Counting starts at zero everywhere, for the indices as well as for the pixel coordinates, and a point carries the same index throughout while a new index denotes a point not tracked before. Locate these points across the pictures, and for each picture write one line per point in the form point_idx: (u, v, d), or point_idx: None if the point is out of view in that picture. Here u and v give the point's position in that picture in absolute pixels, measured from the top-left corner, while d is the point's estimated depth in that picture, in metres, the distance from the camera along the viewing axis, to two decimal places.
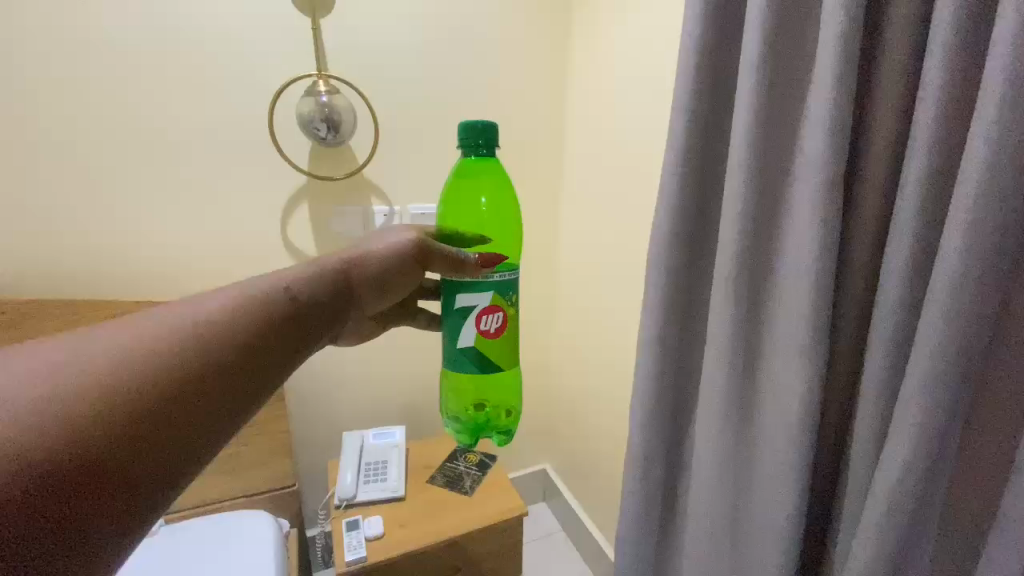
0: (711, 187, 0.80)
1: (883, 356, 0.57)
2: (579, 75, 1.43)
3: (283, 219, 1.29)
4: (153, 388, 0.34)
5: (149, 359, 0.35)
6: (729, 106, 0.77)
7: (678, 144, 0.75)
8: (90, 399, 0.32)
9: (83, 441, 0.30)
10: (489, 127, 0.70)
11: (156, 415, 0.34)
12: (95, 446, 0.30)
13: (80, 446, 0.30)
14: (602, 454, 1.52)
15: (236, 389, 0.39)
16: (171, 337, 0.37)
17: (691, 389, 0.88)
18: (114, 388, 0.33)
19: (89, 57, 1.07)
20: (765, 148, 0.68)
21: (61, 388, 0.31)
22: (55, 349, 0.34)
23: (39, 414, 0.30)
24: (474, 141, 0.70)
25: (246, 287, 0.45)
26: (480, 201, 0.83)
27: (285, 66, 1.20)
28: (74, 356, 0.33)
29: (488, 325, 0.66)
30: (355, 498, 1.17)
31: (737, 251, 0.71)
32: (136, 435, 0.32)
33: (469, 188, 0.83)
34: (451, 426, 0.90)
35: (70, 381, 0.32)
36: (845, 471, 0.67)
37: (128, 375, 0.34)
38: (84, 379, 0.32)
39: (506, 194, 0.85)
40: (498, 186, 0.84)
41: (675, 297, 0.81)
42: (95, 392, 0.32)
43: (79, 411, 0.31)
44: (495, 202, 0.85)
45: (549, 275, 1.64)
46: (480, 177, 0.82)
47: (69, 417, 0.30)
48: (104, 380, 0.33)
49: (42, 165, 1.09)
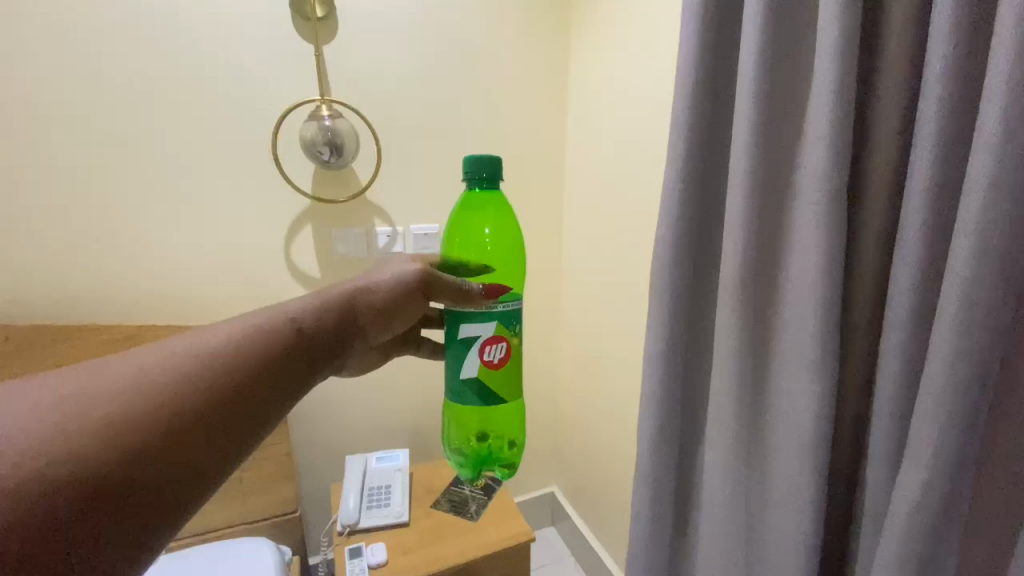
0: (711, 207, 0.79)
1: (897, 370, 0.56)
2: (579, 94, 1.45)
3: (287, 242, 1.30)
4: (158, 420, 0.34)
5: (154, 392, 0.35)
6: (728, 120, 0.77)
7: (677, 163, 0.75)
8: (92, 433, 0.31)
9: (82, 480, 0.29)
10: (494, 159, 0.71)
11: (158, 449, 0.33)
12: (93, 484, 0.30)
13: (78, 486, 0.29)
14: (610, 475, 1.49)
15: (241, 420, 0.38)
16: (174, 371, 0.36)
17: (699, 411, 0.86)
18: (114, 421, 0.32)
19: (94, 80, 1.10)
20: (765, 162, 0.67)
21: (64, 423, 0.31)
22: (61, 384, 0.33)
23: (41, 450, 0.29)
24: (479, 174, 0.70)
25: (252, 319, 0.44)
26: (485, 232, 0.83)
27: (288, 90, 1.23)
28: (81, 389, 0.33)
29: (492, 356, 0.65)
30: (358, 524, 1.15)
31: (741, 266, 0.70)
32: (134, 470, 0.31)
33: (473, 219, 0.83)
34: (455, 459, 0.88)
35: (73, 416, 0.31)
36: (862, 492, 0.64)
37: (130, 411, 0.33)
38: (87, 413, 0.32)
39: (509, 225, 0.85)
40: (501, 217, 0.84)
41: (679, 317, 0.79)
42: (100, 426, 0.31)
43: (81, 446, 0.30)
44: (500, 232, 0.85)
45: (552, 293, 1.63)
46: (484, 209, 0.82)
47: (71, 452, 0.30)
48: (106, 413, 0.32)
49: (50, 189, 1.11)
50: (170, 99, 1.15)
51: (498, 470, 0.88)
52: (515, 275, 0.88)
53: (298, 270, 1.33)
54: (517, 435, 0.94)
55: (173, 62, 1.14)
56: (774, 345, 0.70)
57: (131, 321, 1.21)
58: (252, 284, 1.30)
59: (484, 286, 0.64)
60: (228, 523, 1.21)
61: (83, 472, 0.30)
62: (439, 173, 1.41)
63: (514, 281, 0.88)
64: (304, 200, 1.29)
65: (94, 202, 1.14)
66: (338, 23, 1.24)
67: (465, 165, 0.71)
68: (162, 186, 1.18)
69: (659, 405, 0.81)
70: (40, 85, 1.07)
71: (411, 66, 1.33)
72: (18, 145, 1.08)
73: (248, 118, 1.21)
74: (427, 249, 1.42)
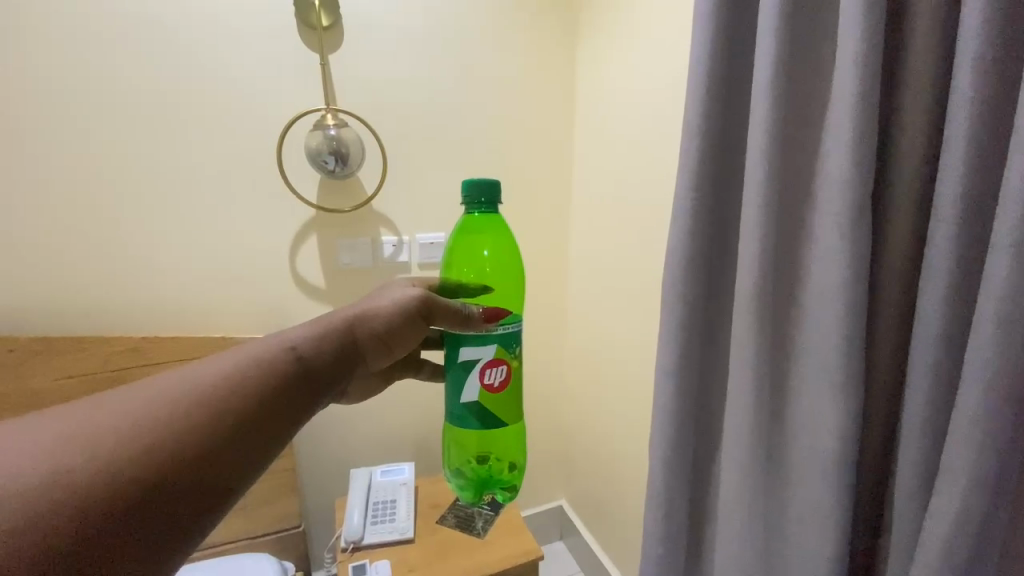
0: (726, 219, 0.77)
1: (927, 390, 0.52)
2: (586, 99, 1.44)
3: (292, 251, 1.29)
4: (146, 463, 0.32)
5: (150, 427, 0.34)
6: (742, 126, 0.74)
7: (688, 176, 0.73)
8: (93, 466, 0.31)
9: (83, 515, 0.29)
10: (492, 184, 0.69)
11: (146, 494, 0.32)
12: (93, 519, 0.29)
13: (78, 522, 0.29)
14: (619, 490, 1.44)
15: (233, 459, 0.36)
16: (172, 402, 0.36)
17: (713, 431, 0.82)
18: (114, 454, 0.32)
19: (101, 88, 1.10)
20: (782, 171, 0.65)
21: (56, 465, 0.30)
22: (61, 421, 0.33)
23: (34, 492, 0.29)
24: (477, 199, 0.69)
25: (251, 347, 0.43)
26: (484, 254, 0.84)
27: (294, 101, 1.23)
28: (82, 426, 0.33)
29: (491, 379, 0.64)
30: (362, 540, 1.12)
31: (756, 279, 0.67)
32: (135, 501, 0.31)
33: (472, 242, 0.84)
34: (456, 482, 0.88)
35: (72, 452, 0.31)
36: (889, 520, 0.60)
37: (129, 443, 0.33)
38: (86, 448, 0.32)
39: (507, 245, 0.87)
40: (499, 238, 0.86)
41: (692, 334, 0.77)
42: (95, 464, 0.31)
43: (76, 487, 0.30)
44: (498, 254, 0.86)
45: (559, 302, 1.60)
46: (484, 231, 0.84)
47: (69, 490, 0.30)
48: (104, 448, 0.32)
49: (56, 199, 1.11)
50: (176, 113, 1.15)
51: (498, 494, 0.87)
52: (514, 293, 0.91)
53: (303, 280, 1.31)
54: (517, 458, 0.93)
55: (179, 70, 1.14)
56: (794, 366, 0.67)
57: (135, 332, 1.19)
58: (255, 295, 1.28)
59: (484, 309, 0.62)
60: (229, 538, 1.19)
61: (82, 508, 0.29)
62: (445, 182, 1.39)
63: (513, 302, 0.90)
64: (309, 210, 1.28)
65: (100, 211, 1.14)
66: (344, 33, 1.24)
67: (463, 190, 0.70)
68: (170, 195, 1.18)
69: (670, 425, 0.79)
70: (47, 99, 1.07)
71: (417, 74, 1.32)
72: (21, 159, 1.08)
73: (253, 130, 1.21)
74: (433, 258, 1.40)
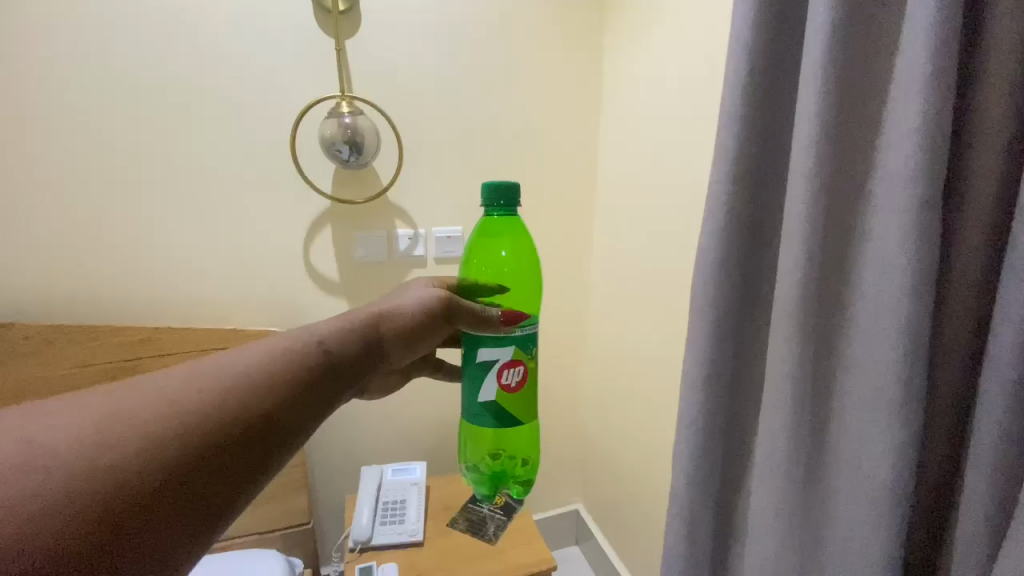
0: (765, 216, 0.70)
1: (1002, 412, 0.45)
2: (614, 85, 1.36)
3: (306, 243, 1.26)
4: (190, 437, 0.35)
5: (202, 401, 0.37)
6: (788, 113, 0.67)
7: (724, 170, 0.66)
8: (153, 432, 0.34)
9: (144, 475, 0.32)
10: (512, 186, 0.72)
11: (200, 458, 0.35)
12: (152, 478, 0.32)
13: (140, 480, 0.32)
14: (639, 498, 1.37)
15: (266, 443, 0.39)
16: (222, 379, 0.39)
17: (744, 449, 0.76)
18: (172, 422, 0.35)
19: (119, 74, 1.10)
20: (833, 161, 0.58)
21: (121, 430, 0.33)
22: (123, 392, 0.36)
23: (103, 451, 0.32)
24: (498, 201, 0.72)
25: (287, 338, 0.46)
26: (502, 255, 0.83)
27: (310, 88, 1.19)
28: (143, 395, 0.36)
29: (509, 379, 0.70)
30: (370, 541, 1.09)
31: (799, 281, 0.60)
32: (187, 467, 0.34)
33: (491, 243, 0.83)
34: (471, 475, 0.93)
35: (136, 418, 0.34)
36: (949, 555, 0.54)
37: (184, 415, 0.36)
38: (148, 414, 0.35)
39: (526, 247, 0.86)
40: (518, 239, 0.85)
41: (724, 340, 0.70)
42: (155, 431, 0.34)
43: (137, 449, 0.33)
44: (517, 255, 0.85)
45: (581, 300, 1.54)
46: (503, 232, 0.83)
47: (134, 451, 0.33)
48: (163, 416, 0.35)
49: (76, 185, 1.12)
50: (189, 105, 1.14)
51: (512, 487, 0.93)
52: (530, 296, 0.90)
53: (316, 271, 1.28)
54: (528, 454, 0.95)
55: (195, 56, 1.13)
56: (840, 382, 0.60)
57: (148, 322, 1.19)
58: (267, 286, 1.26)
59: (504, 313, 0.68)
60: (237, 533, 1.17)
61: (144, 468, 0.32)
62: (464, 173, 1.34)
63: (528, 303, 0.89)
64: (323, 201, 1.25)
65: (116, 198, 1.14)
66: (361, 17, 1.20)
67: (483, 192, 0.72)
68: (184, 184, 1.17)
69: (695, 441, 0.73)
70: (64, 93, 1.08)
71: (437, 60, 1.27)
72: (39, 153, 1.09)
73: (266, 120, 1.18)
74: (450, 253, 1.35)
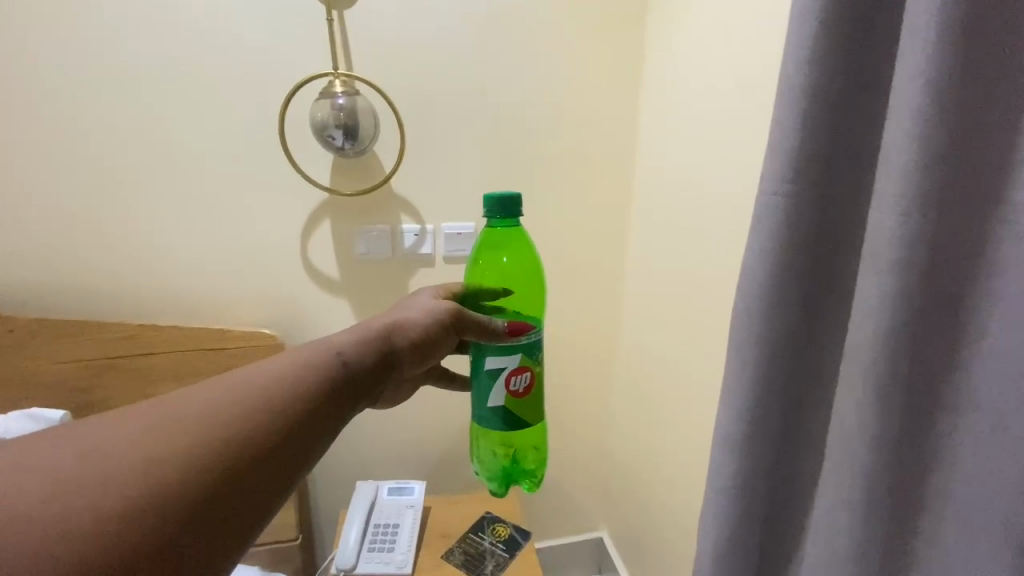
0: (841, 219, 0.51)
1: None
2: (654, 58, 1.15)
3: (303, 237, 1.16)
4: (217, 454, 0.36)
5: (228, 420, 0.38)
6: (882, 73, 0.48)
7: (781, 162, 0.50)
8: (183, 453, 0.35)
9: (181, 495, 0.33)
10: (511, 196, 0.64)
11: (229, 478, 0.36)
12: (186, 501, 0.33)
13: (179, 502, 0.33)
14: (667, 540, 1.19)
15: (286, 465, 0.39)
16: (240, 397, 0.39)
17: (795, 529, 0.58)
18: (200, 443, 0.36)
19: (102, 56, 1.02)
20: (956, 144, 0.41)
21: (150, 453, 0.34)
22: (148, 414, 0.37)
23: (136, 474, 0.33)
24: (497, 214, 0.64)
25: (302, 352, 0.46)
26: (504, 262, 0.75)
27: (302, 64, 1.08)
28: (166, 419, 0.36)
29: (517, 386, 0.63)
30: (354, 569, 0.99)
31: (888, 313, 0.44)
32: (220, 487, 0.35)
33: (491, 252, 0.75)
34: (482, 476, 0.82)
35: (164, 440, 0.35)
36: None
37: (210, 434, 0.36)
38: (176, 437, 0.35)
39: (529, 254, 0.77)
40: (521, 247, 0.76)
41: (772, 383, 0.54)
42: (186, 452, 0.35)
43: (170, 471, 0.34)
44: (520, 264, 0.76)
45: (610, 309, 1.35)
46: (504, 240, 0.74)
47: (168, 473, 0.34)
48: (190, 437, 0.36)
49: (64, 175, 1.07)
50: (180, 88, 1.06)
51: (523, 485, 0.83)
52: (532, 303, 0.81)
53: (315, 269, 1.18)
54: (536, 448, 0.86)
55: (180, 32, 1.03)
56: (954, 441, 0.44)
57: (139, 320, 1.13)
58: (263, 283, 1.17)
59: (508, 323, 0.61)
60: None
61: (179, 488, 0.33)
62: (478, 162, 1.19)
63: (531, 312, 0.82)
64: (320, 192, 1.14)
65: (105, 190, 1.08)
66: None
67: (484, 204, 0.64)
68: (174, 175, 1.10)
69: (725, 512, 0.57)
70: (52, 78, 1.02)
71: (444, 31, 1.11)
72: (33, 140, 1.05)
73: (259, 102, 1.08)
74: (459, 252, 1.22)
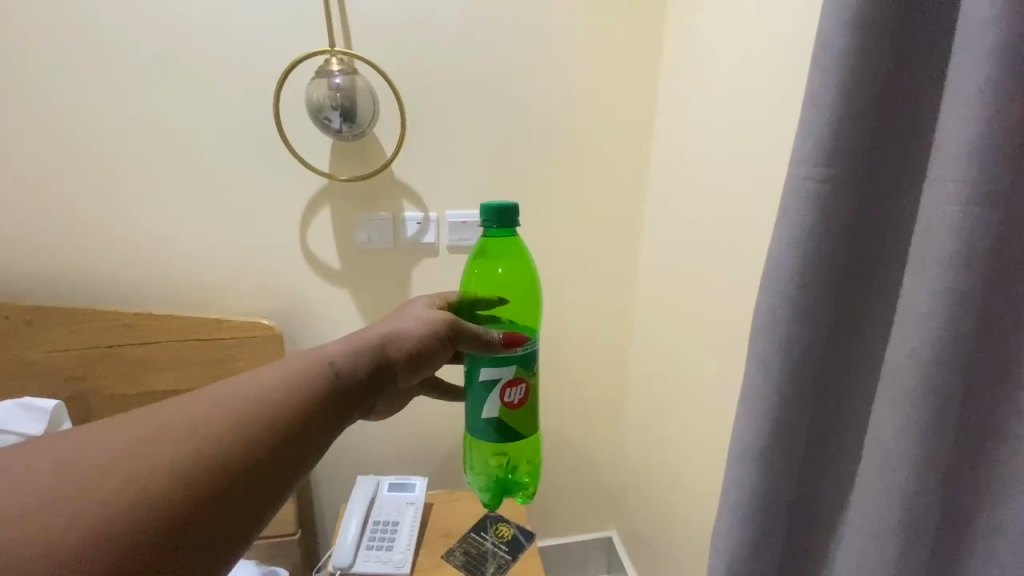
0: (881, 211, 0.45)
1: None
2: (674, 35, 1.07)
3: (302, 226, 1.12)
4: (195, 477, 0.34)
5: (208, 440, 0.36)
6: (934, 42, 0.42)
7: (816, 146, 0.44)
8: (159, 476, 0.33)
9: (154, 521, 0.32)
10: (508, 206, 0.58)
11: (205, 502, 0.34)
12: (160, 528, 0.32)
13: (151, 528, 0.32)
14: (678, 545, 1.14)
15: (266, 488, 0.37)
16: (222, 416, 0.37)
17: (818, 554, 0.52)
18: (178, 465, 0.34)
19: (92, 35, 0.98)
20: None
21: (124, 476, 0.33)
22: (128, 431, 0.35)
23: (108, 498, 0.32)
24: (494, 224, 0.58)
25: (289, 365, 0.44)
26: (500, 274, 0.70)
27: (299, 43, 1.02)
28: (144, 438, 0.35)
29: (513, 398, 0.58)
30: (351, 568, 0.96)
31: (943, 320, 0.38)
32: (196, 513, 0.33)
33: (486, 262, 0.70)
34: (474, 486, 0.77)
35: (140, 461, 0.34)
36: None
37: (187, 457, 0.35)
38: (154, 458, 0.34)
39: (525, 264, 0.72)
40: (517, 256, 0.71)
41: (795, 395, 0.48)
42: (161, 475, 0.33)
43: (143, 494, 0.32)
44: (516, 274, 0.72)
45: (622, 302, 1.28)
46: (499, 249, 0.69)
47: (142, 498, 0.32)
48: (167, 459, 0.34)
49: (57, 160, 1.04)
50: (173, 69, 1.01)
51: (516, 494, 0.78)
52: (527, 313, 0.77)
53: (315, 258, 1.15)
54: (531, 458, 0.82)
55: (171, 10, 0.99)
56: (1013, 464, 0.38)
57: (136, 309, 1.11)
58: (262, 273, 1.14)
59: (504, 334, 0.57)
60: None
61: (151, 515, 0.32)
62: (483, 147, 1.13)
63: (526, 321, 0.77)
64: (320, 178, 1.10)
65: (99, 175, 1.05)
66: None
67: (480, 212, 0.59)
68: (169, 159, 1.06)
69: (741, 533, 0.51)
70: (41, 59, 0.99)
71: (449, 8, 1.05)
72: (25, 123, 1.01)
73: (253, 84, 1.03)
74: (465, 242, 1.17)
